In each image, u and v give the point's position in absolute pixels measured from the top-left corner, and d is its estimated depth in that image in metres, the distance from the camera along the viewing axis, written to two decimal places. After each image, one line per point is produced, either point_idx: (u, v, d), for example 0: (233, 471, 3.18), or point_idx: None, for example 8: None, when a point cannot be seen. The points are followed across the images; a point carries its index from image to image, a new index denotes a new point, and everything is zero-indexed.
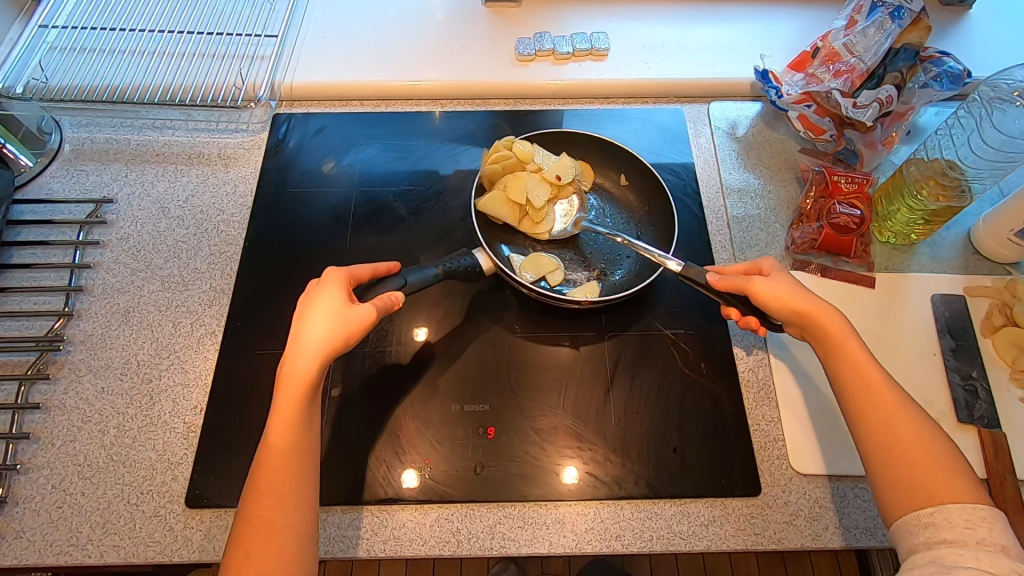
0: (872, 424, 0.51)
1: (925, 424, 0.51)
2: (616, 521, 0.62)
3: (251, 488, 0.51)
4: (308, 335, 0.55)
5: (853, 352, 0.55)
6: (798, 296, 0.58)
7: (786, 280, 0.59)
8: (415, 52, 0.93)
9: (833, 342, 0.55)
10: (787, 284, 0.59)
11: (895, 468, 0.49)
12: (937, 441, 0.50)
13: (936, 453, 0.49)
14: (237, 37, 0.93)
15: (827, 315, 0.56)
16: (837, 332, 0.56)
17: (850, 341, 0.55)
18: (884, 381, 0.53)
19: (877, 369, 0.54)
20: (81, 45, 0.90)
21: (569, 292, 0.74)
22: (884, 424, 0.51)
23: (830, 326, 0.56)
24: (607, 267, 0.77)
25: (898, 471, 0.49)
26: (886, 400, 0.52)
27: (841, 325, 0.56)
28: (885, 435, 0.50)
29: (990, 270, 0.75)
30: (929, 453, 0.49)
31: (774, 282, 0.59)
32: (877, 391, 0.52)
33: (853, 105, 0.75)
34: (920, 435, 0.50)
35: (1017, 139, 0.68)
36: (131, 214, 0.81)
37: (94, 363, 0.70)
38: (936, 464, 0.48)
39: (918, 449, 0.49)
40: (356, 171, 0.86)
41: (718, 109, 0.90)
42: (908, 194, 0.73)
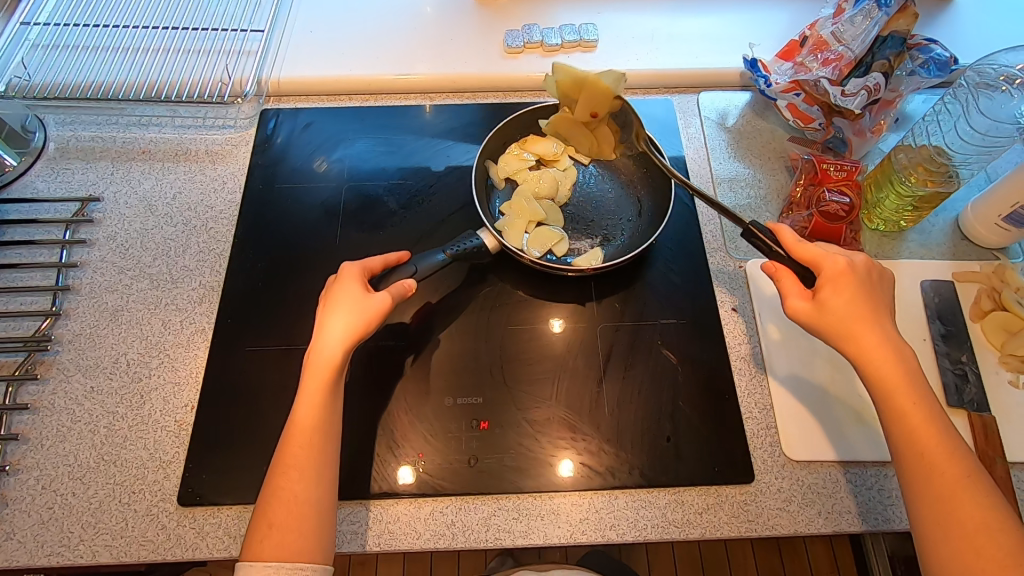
0: (932, 498, 0.49)
1: (992, 503, 0.48)
2: (611, 511, 0.62)
3: (279, 463, 0.54)
4: (334, 323, 0.58)
5: (917, 411, 0.51)
6: (859, 337, 0.54)
7: (850, 305, 0.54)
8: (403, 46, 0.93)
9: (895, 403, 0.52)
10: (852, 316, 0.54)
11: (953, 549, 0.47)
12: (1007, 526, 0.47)
13: (1004, 540, 0.46)
14: (223, 32, 0.92)
15: (891, 371, 0.53)
16: (901, 390, 0.52)
17: (914, 399, 0.52)
18: (950, 448, 0.50)
19: (943, 434, 0.51)
20: (64, 42, 0.89)
21: (574, 262, 0.74)
22: (945, 501, 0.48)
23: (892, 384, 0.52)
24: (609, 233, 0.78)
25: (957, 553, 0.47)
26: (949, 471, 0.49)
27: (904, 380, 0.52)
28: (945, 512, 0.48)
29: (978, 256, 0.76)
30: (995, 539, 0.46)
31: (837, 309, 0.54)
32: (941, 462, 0.50)
33: (841, 94, 0.76)
34: (987, 516, 0.47)
35: (1003, 123, 0.68)
36: (118, 212, 0.80)
37: (83, 363, 0.69)
38: (1004, 555, 0.46)
39: (984, 534, 0.47)
40: (345, 166, 0.85)
41: (707, 99, 0.90)
42: (896, 180, 0.73)
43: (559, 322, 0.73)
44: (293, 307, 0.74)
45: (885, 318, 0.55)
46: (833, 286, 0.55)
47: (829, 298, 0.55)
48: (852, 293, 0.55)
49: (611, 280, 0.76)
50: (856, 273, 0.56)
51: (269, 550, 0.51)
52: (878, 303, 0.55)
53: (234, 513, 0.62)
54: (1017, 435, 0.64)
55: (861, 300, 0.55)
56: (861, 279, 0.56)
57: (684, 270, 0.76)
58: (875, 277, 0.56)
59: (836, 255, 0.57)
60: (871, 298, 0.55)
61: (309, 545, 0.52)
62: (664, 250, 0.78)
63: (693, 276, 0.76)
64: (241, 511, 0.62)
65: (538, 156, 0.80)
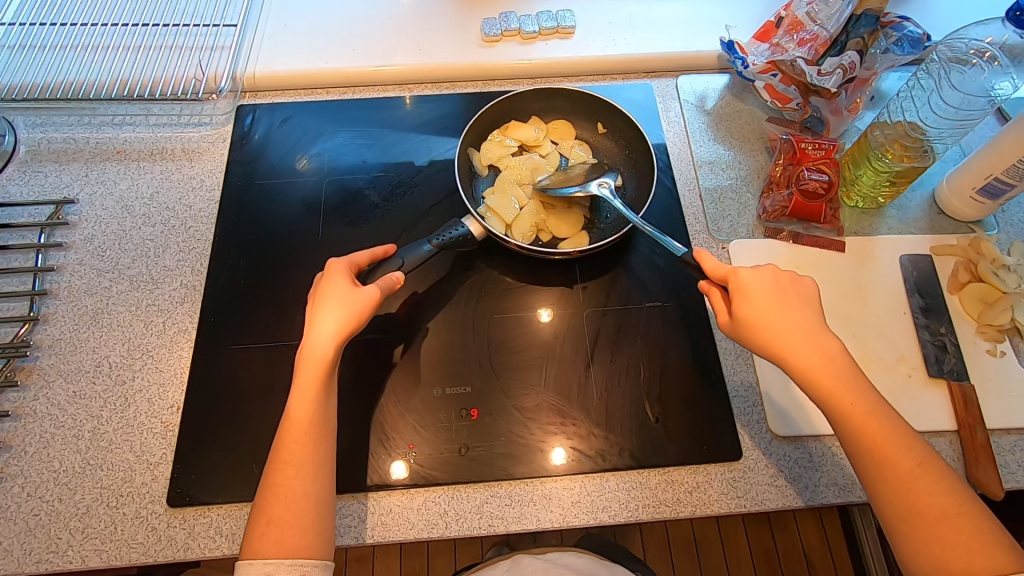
0: (892, 497, 0.48)
1: (948, 488, 0.48)
2: (602, 493, 0.62)
3: (275, 459, 0.54)
4: (323, 320, 0.57)
5: (857, 404, 0.50)
6: (782, 338, 0.53)
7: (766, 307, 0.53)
8: (380, 37, 0.92)
9: (838, 405, 0.51)
10: (770, 318, 0.53)
11: (920, 542, 0.47)
12: (965, 507, 0.47)
13: (966, 524, 0.46)
14: (195, 28, 0.91)
15: (821, 366, 0.51)
16: (837, 386, 0.51)
17: (851, 392, 0.51)
18: (897, 435, 0.49)
19: (888, 424, 0.50)
20: (31, 42, 0.87)
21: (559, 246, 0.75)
22: (903, 494, 0.48)
23: (828, 384, 0.51)
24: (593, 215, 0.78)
25: (919, 542, 0.47)
26: (901, 460, 0.48)
27: (838, 372, 0.51)
28: (906, 507, 0.48)
29: (955, 229, 0.77)
30: (957, 524, 0.46)
31: (753, 314, 0.54)
32: (892, 454, 0.49)
33: (818, 73, 0.77)
34: (946, 501, 0.47)
35: (976, 97, 0.69)
36: (95, 214, 0.79)
37: (64, 368, 0.68)
38: (969, 539, 0.46)
39: (946, 522, 0.46)
40: (325, 160, 0.84)
41: (686, 82, 0.90)
42: (873, 158, 0.74)
43: (548, 311, 0.73)
44: (277, 304, 0.74)
45: (809, 310, 0.54)
46: (745, 295, 0.54)
47: (744, 309, 0.54)
48: (763, 295, 0.54)
49: (596, 264, 0.76)
50: (764, 274, 0.55)
51: (268, 546, 0.50)
52: (798, 297, 0.54)
53: (225, 512, 0.62)
54: (995, 402, 0.65)
55: (775, 298, 0.54)
56: (769, 278, 0.55)
57: (668, 253, 0.77)
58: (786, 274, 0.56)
59: (748, 268, 0.55)
60: (786, 295, 0.54)
61: (310, 539, 0.52)
62: (648, 234, 0.78)
63: (677, 259, 0.76)
64: (232, 510, 0.62)
65: (520, 142, 0.81)
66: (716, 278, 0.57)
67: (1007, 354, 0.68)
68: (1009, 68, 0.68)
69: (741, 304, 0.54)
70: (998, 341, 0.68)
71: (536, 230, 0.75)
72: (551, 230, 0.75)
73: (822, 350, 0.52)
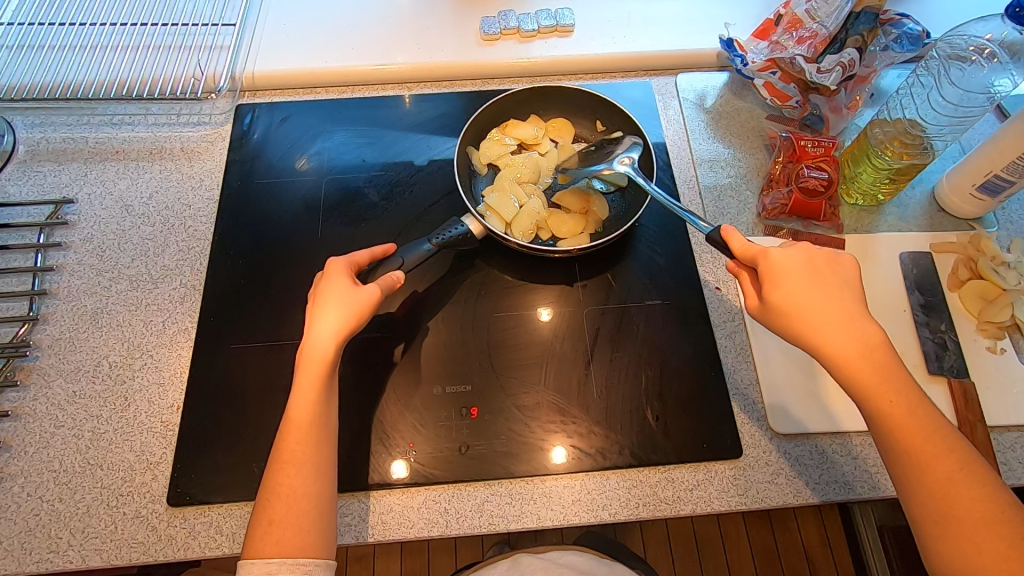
0: (929, 499, 0.48)
1: (989, 493, 0.47)
2: (603, 491, 0.62)
3: (276, 459, 0.54)
4: (324, 320, 0.57)
5: (898, 403, 0.49)
6: (821, 332, 0.51)
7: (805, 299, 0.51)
8: (378, 36, 0.92)
9: (876, 400, 0.50)
10: (810, 311, 0.51)
11: (955, 546, 0.46)
12: (1006, 514, 0.46)
13: (1007, 531, 0.46)
14: (193, 27, 0.91)
15: (860, 358, 0.50)
16: (878, 380, 0.50)
17: (893, 391, 0.49)
18: (939, 437, 0.48)
19: (929, 422, 0.49)
20: (30, 42, 0.87)
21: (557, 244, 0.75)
22: (942, 498, 0.47)
23: (869, 378, 0.50)
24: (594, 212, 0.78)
25: (953, 546, 0.46)
26: (941, 464, 0.48)
27: (879, 370, 0.50)
28: (943, 510, 0.47)
29: (955, 226, 0.77)
30: (998, 531, 0.46)
31: (792, 306, 0.52)
32: (932, 455, 0.48)
33: (818, 70, 0.77)
34: (987, 508, 0.46)
35: (974, 93, 0.70)
36: (94, 213, 0.79)
37: (63, 368, 0.68)
38: (1008, 547, 0.45)
39: (984, 528, 0.46)
40: (324, 159, 0.84)
41: (685, 80, 0.90)
42: (873, 155, 0.74)
43: (548, 310, 0.73)
44: (277, 303, 0.74)
45: (852, 303, 0.52)
46: (781, 284, 0.52)
47: (776, 296, 0.53)
48: (801, 288, 0.52)
49: (596, 262, 0.76)
50: (800, 264, 0.53)
51: (269, 547, 0.50)
52: (839, 290, 0.53)
53: (225, 511, 0.62)
54: (996, 399, 0.65)
55: (816, 291, 0.52)
56: (805, 268, 0.53)
57: (667, 252, 0.76)
58: (826, 264, 0.54)
59: (785, 252, 0.54)
60: (826, 287, 0.52)
61: (311, 539, 0.52)
62: (648, 232, 0.78)
63: (677, 257, 0.76)
64: (232, 509, 0.62)
65: (519, 140, 0.81)
66: (747, 261, 0.55)
67: (1008, 351, 0.68)
68: (1010, 65, 0.68)
69: (777, 295, 0.53)
70: (999, 338, 0.68)
71: (537, 229, 0.75)
72: (551, 229, 0.75)
73: (864, 338, 0.50)
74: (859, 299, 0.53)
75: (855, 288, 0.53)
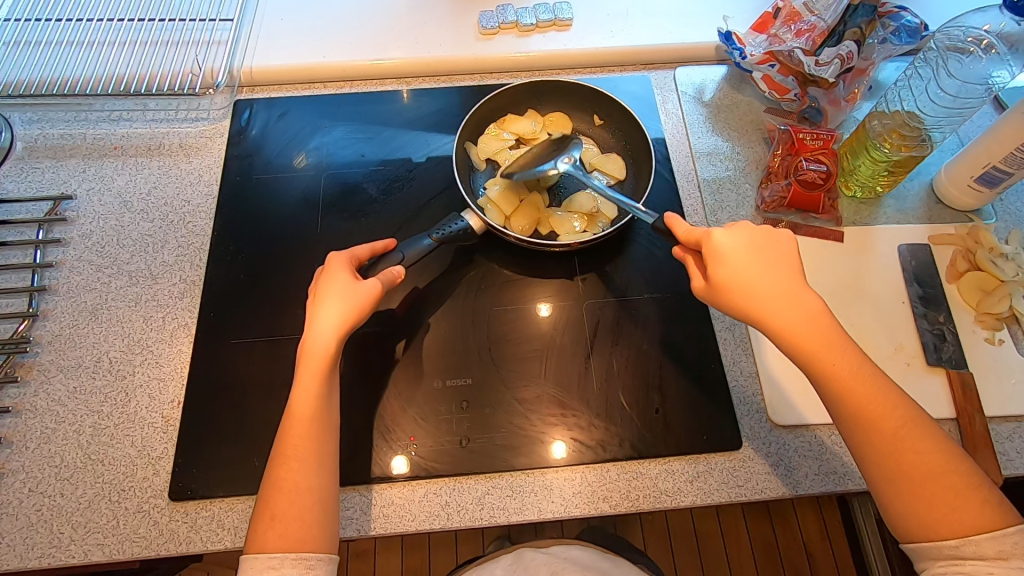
0: (880, 458, 0.48)
1: (934, 446, 0.48)
2: (602, 483, 0.63)
3: (279, 454, 0.54)
4: (323, 316, 0.57)
5: (843, 367, 0.50)
6: (765, 305, 0.52)
7: (747, 275, 0.52)
8: (377, 31, 0.91)
9: (820, 365, 0.50)
10: (752, 285, 0.52)
11: (911, 505, 0.47)
12: (950, 464, 0.47)
13: (954, 484, 0.47)
14: (192, 22, 0.90)
15: (801, 324, 0.51)
16: (820, 344, 0.50)
17: (837, 357, 0.50)
18: (882, 396, 0.49)
19: (871, 381, 0.50)
20: (27, 38, 0.87)
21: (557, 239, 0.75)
22: (891, 456, 0.48)
23: (812, 344, 0.50)
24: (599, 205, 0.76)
25: (907, 501, 0.47)
26: (888, 424, 0.49)
27: (820, 336, 0.51)
28: (892, 468, 0.48)
29: (953, 218, 0.77)
30: (945, 483, 0.47)
31: (734, 282, 0.53)
32: (878, 414, 0.49)
33: (816, 63, 0.76)
34: (933, 459, 0.48)
35: (972, 84, 0.70)
36: (93, 209, 0.79)
37: (64, 363, 0.68)
38: (956, 497, 0.46)
39: (933, 481, 0.47)
40: (322, 154, 0.84)
41: (684, 74, 0.90)
42: (871, 147, 0.74)
43: (547, 305, 0.73)
44: (276, 299, 0.74)
45: (788, 273, 0.53)
46: (722, 262, 0.53)
47: (716, 271, 0.53)
48: (742, 264, 0.53)
49: (595, 256, 0.76)
50: (739, 239, 0.54)
51: (272, 541, 0.50)
52: (776, 260, 0.54)
53: (227, 505, 0.62)
54: (994, 390, 0.66)
55: (755, 265, 0.53)
56: (744, 243, 0.54)
57: (667, 245, 0.77)
58: (762, 239, 0.55)
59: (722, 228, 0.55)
60: (767, 261, 0.54)
61: (314, 533, 0.52)
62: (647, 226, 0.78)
63: None
64: (234, 503, 0.62)
65: (517, 135, 0.81)
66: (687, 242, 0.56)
67: (1006, 341, 0.68)
68: (1007, 56, 0.68)
69: (721, 273, 0.53)
70: (997, 329, 0.68)
71: (539, 225, 0.76)
72: (553, 224, 0.75)
73: (803, 305, 0.52)
74: (796, 268, 0.54)
75: (792, 258, 0.55)
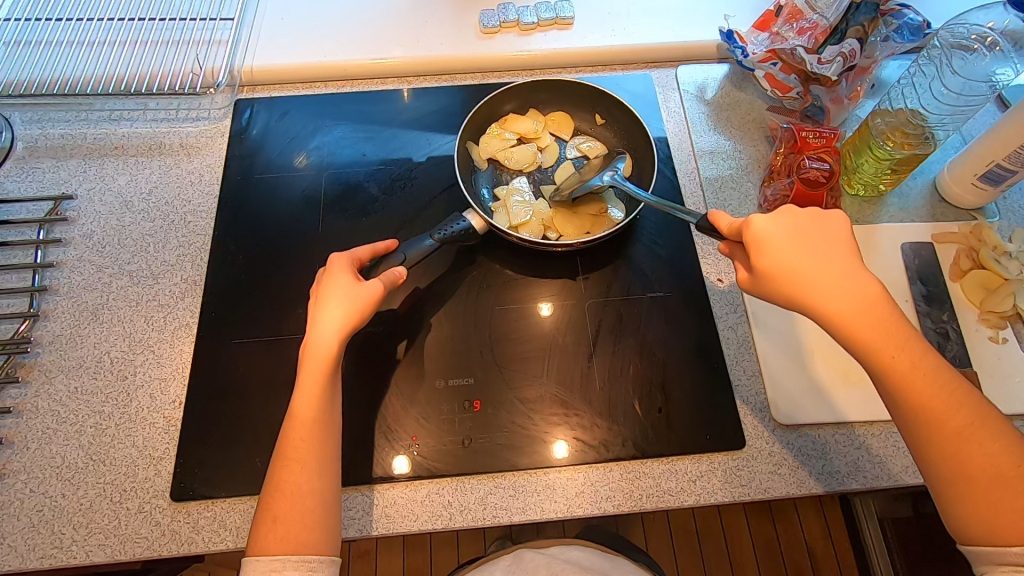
0: (943, 456, 0.48)
1: (1003, 447, 0.47)
2: (606, 483, 0.63)
3: (280, 457, 0.54)
4: (325, 317, 0.57)
5: (902, 361, 0.49)
6: (815, 294, 0.50)
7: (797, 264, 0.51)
8: (377, 30, 0.91)
9: (881, 358, 0.49)
10: (802, 275, 0.51)
11: (975, 506, 0.46)
12: (1019, 465, 0.46)
13: (1022, 487, 0.46)
14: (192, 22, 0.90)
15: (858, 315, 0.49)
16: (878, 338, 0.49)
17: (897, 349, 0.49)
18: (947, 392, 0.48)
19: (935, 376, 0.48)
20: (27, 38, 0.87)
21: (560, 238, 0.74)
22: (954, 455, 0.47)
23: (870, 336, 0.49)
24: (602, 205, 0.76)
25: (969, 501, 0.47)
26: (950, 419, 0.47)
27: (880, 328, 0.49)
28: (955, 467, 0.47)
29: (956, 217, 0.77)
30: (1012, 487, 0.46)
31: (783, 271, 0.51)
32: (942, 411, 0.48)
33: (818, 61, 0.76)
34: (999, 461, 0.46)
35: (976, 82, 0.69)
36: (94, 209, 0.78)
37: (65, 364, 0.68)
38: (1023, 500, 0.45)
39: (998, 483, 0.46)
40: (324, 153, 0.84)
41: (686, 73, 0.90)
42: (874, 145, 0.74)
43: (548, 305, 0.72)
44: (278, 299, 0.73)
45: (843, 261, 0.52)
46: (768, 251, 0.52)
47: (762, 260, 0.52)
48: (792, 253, 0.51)
49: (597, 255, 0.76)
50: (788, 228, 0.52)
51: (274, 544, 0.50)
52: (829, 249, 0.52)
53: (228, 505, 0.62)
54: (998, 388, 0.65)
55: (805, 254, 0.51)
56: (793, 232, 0.52)
57: (669, 244, 0.76)
58: (812, 226, 0.53)
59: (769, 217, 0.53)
60: (817, 249, 0.52)
61: (316, 536, 0.52)
62: (649, 225, 0.78)
63: (678, 250, 0.76)
64: (236, 503, 0.62)
65: (518, 135, 0.81)
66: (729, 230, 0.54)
67: (1009, 340, 0.68)
68: (1011, 54, 0.68)
69: (768, 264, 0.52)
70: (1000, 327, 0.68)
71: (546, 229, 0.75)
72: (559, 227, 0.75)
73: (859, 295, 0.50)
74: (851, 254, 0.52)
75: (846, 246, 0.53)
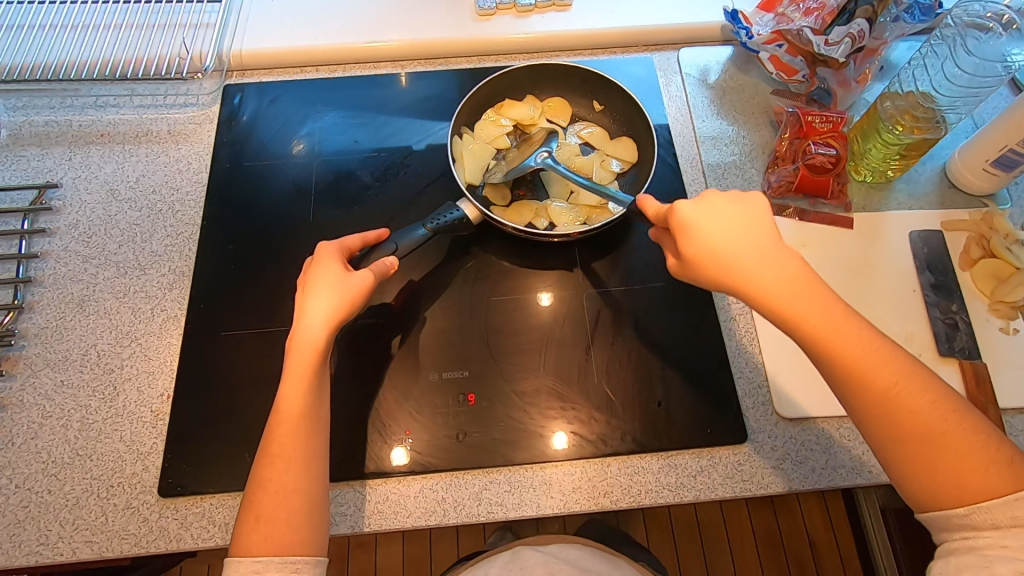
0: (879, 423, 0.46)
1: (933, 403, 0.45)
2: (604, 478, 0.61)
3: (264, 454, 0.52)
4: (313, 308, 0.55)
5: (826, 321, 0.47)
6: (743, 273, 0.49)
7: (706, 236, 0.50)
8: (369, 12, 0.89)
9: (803, 324, 0.48)
10: (716, 246, 0.50)
11: (917, 473, 0.45)
12: (952, 423, 0.45)
13: (957, 445, 0.44)
14: (180, 4, 0.87)
15: (772, 281, 0.49)
16: (796, 303, 0.48)
17: (815, 307, 0.47)
18: (874, 353, 0.46)
19: (859, 337, 0.47)
20: (9, 22, 0.84)
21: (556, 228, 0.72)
22: (885, 418, 0.46)
23: (790, 304, 0.48)
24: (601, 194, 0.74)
25: (908, 466, 0.45)
26: (887, 386, 0.46)
27: (798, 292, 0.48)
28: (892, 434, 0.46)
29: (967, 204, 0.75)
30: (947, 446, 0.44)
31: (697, 246, 0.51)
32: (871, 375, 0.46)
33: (825, 43, 0.73)
34: (932, 419, 0.45)
35: (991, 62, 0.67)
36: (79, 198, 0.77)
37: (51, 357, 0.67)
38: (960, 460, 0.44)
39: (934, 444, 0.44)
40: (315, 140, 0.82)
41: (688, 56, 0.87)
42: (882, 130, 0.71)
43: (547, 294, 0.71)
44: (269, 290, 0.72)
45: (756, 228, 0.51)
46: (679, 228, 0.51)
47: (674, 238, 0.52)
48: (701, 226, 0.51)
49: (596, 245, 0.74)
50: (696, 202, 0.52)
51: (257, 544, 0.49)
52: (741, 216, 0.51)
53: (218, 502, 0.60)
54: (1009, 380, 0.63)
55: (716, 223, 0.51)
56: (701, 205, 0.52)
57: None
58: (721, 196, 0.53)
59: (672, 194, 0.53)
60: (725, 215, 0.51)
61: (301, 536, 0.50)
62: (649, 213, 0.75)
63: None
64: (226, 500, 0.61)
65: (515, 122, 0.79)
66: None
67: (1021, 331, 0.66)
68: None
69: (690, 246, 0.51)
70: (1012, 318, 0.66)
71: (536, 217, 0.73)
72: (551, 216, 0.73)
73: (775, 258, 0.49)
74: (775, 229, 0.51)
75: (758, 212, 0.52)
